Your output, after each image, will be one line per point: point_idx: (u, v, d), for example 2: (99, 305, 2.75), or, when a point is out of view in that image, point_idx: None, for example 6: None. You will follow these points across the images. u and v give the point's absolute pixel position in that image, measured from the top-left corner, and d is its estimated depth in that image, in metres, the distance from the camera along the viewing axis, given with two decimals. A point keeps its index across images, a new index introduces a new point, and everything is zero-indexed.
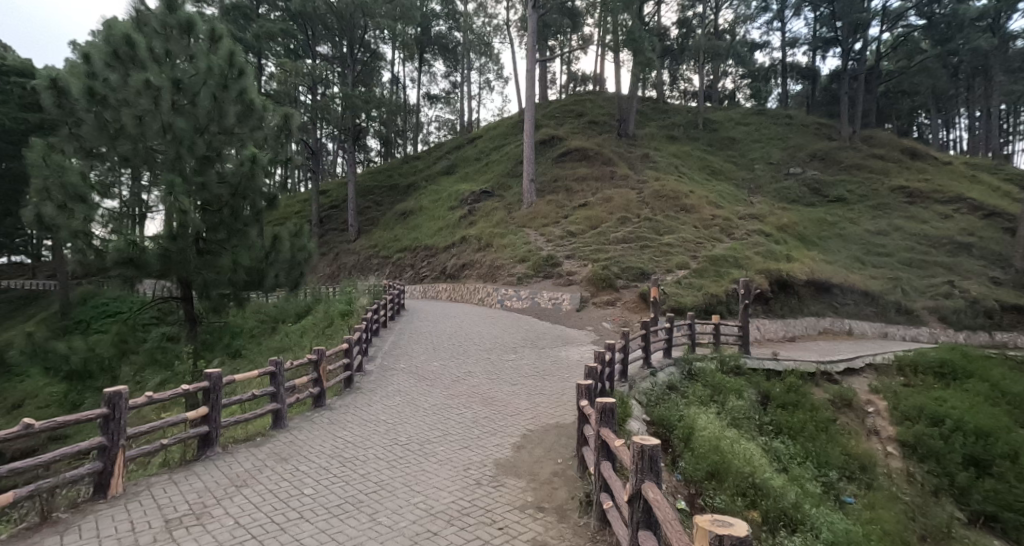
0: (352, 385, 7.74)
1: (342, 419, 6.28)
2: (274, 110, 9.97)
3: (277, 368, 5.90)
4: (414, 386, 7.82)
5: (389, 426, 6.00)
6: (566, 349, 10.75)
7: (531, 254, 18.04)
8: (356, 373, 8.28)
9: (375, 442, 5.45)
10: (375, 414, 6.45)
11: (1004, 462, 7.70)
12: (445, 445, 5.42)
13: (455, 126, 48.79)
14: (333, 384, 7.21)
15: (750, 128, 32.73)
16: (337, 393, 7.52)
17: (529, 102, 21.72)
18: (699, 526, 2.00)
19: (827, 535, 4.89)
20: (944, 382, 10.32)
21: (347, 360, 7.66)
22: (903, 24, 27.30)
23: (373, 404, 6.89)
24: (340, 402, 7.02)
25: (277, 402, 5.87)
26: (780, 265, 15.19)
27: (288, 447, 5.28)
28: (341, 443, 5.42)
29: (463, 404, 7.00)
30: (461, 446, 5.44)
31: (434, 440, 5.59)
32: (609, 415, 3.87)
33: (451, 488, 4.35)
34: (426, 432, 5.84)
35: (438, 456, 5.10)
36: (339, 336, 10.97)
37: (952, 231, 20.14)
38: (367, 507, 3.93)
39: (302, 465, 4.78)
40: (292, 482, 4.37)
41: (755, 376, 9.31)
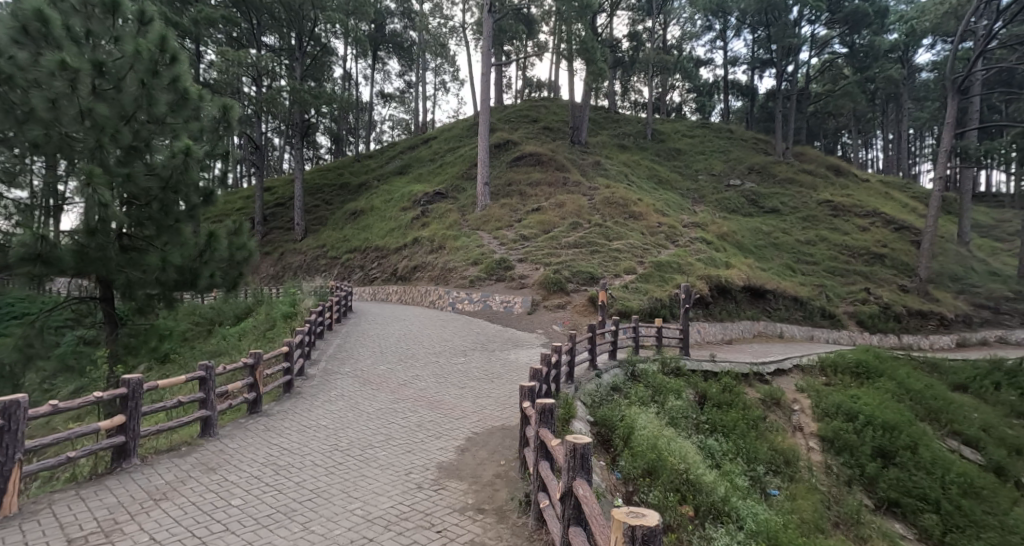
0: (292, 389, 7.47)
1: (279, 425, 6.07)
2: (213, 100, 9.45)
3: (208, 374, 5.56)
4: (358, 390, 7.64)
5: (330, 432, 5.84)
6: (516, 352, 10.86)
7: (484, 256, 18.07)
8: (297, 378, 7.97)
9: (314, 448, 5.29)
10: (316, 420, 6.26)
11: (907, 453, 8.42)
12: (388, 450, 5.34)
13: (409, 126, 48.43)
14: (271, 389, 6.92)
15: (695, 140, 34.30)
16: (275, 397, 7.24)
17: (484, 105, 21.79)
18: (616, 519, 2.11)
19: (749, 527, 5.17)
20: (859, 381, 11.19)
21: (287, 364, 7.37)
22: (829, 51, 29.49)
23: (313, 410, 6.65)
24: (279, 407, 6.77)
25: (206, 409, 5.56)
26: (720, 272, 16.00)
27: (217, 457, 5.01)
28: (277, 450, 5.24)
29: (409, 408, 6.90)
30: (404, 450, 5.36)
31: (377, 444, 5.50)
32: (548, 416, 3.96)
33: (391, 493, 4.29)
34: (369, 436, 5.74)
35: (380, 461, 5.01)
36: (279, 339, 10.55)
37: (869, 242, 21.95)
38: (299, 516, 3.82)
39: (232, 474, 4.58)
40: (219, 493, 4.17)
41: (693, 376, 9.77)
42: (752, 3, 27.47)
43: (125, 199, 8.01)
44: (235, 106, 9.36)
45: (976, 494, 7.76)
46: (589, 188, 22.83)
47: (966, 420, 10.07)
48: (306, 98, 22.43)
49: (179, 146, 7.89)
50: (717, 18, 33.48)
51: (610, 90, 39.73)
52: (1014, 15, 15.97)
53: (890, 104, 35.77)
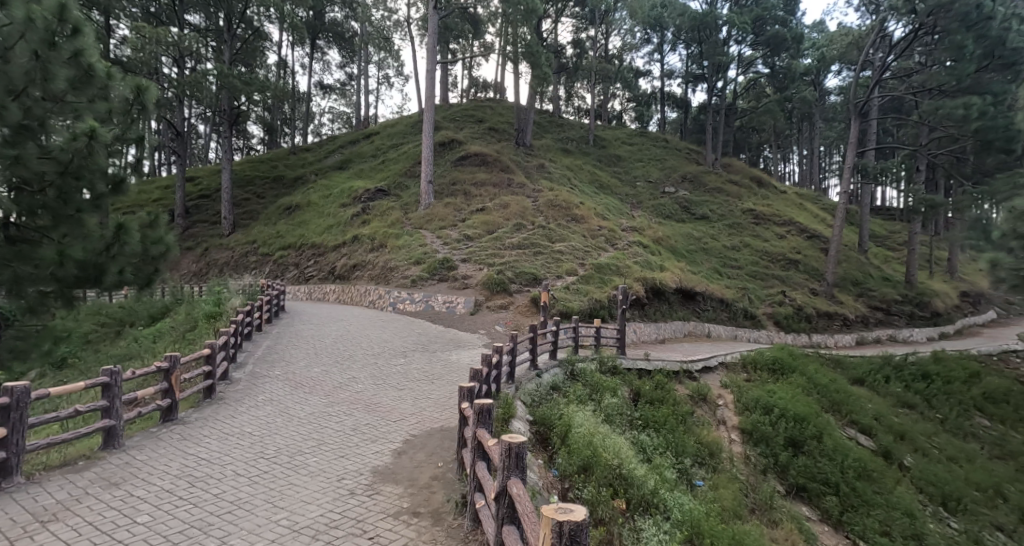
0: (214, 395, 7.11)
1: (197, 433, 5.77)
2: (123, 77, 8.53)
3: (113, 379, 5.20)
4: (289, 393, 7.39)
5: (255, 439, 5.63)
6: (457, 352, 10.91)
7: (426, 256, 17.90)
8: (220, 383, 7.59)
9: (236, 457, 5.09)
10: (239, 426, 6.00)
11: (814, 441, 9.24)
12: (319, 456, 5.22)
13: (350, 120, 47.05)
14: (189, 395, 6.56)
15: (633, 148, 35.67)
16: (194, 403, 6.85)
17: (428, 102, 21.55)
18: (545, 516, 2.23)
19: (675, 517, 5.57)
20: (776, 376, 12.14)
21: (209, 368, 6.99)
22: (754, 70, 31.65)
23: (238, 416, 6.37)
24: (197, 415, 6.42)
25: (109, 418, 5.19)
26: (655, 274, 16.79)
27: (122, 471, 4.70)
28: (194, 460, 4.99)
29: (343, 411, 6.77)
30: (336, 455, 5.27)
31: (307, 450, 5.37)
32: (487, 416, 4.06)
33: (321, 501, 4.22)
34: (299, 442, 5.59)
35: (309, 468, 4.90)
36: (201, 341, 9.96)
37: (785, 249, 23.81)
38: (215, 530, 3.68)
39: (139, 489, 4.32)
40: (122, 510, 3.93)
41: (628, 375, 10.22)
42: (686, 20, 28.94)
43: (13, 185, 7.23)
44: (151, 88, 8.60)
45: (868, 477, 8.71)
46: (533, 190, 23.19)
47: (862, 410, 11.21)
48: (235, 84, 21.33)
49: (83, 129, 7.18)
50: (654, 32, 35.03)
51: (554, 95, 40.52)
52: (905, 49, 17.89)
53: (806, 122, 38.95)
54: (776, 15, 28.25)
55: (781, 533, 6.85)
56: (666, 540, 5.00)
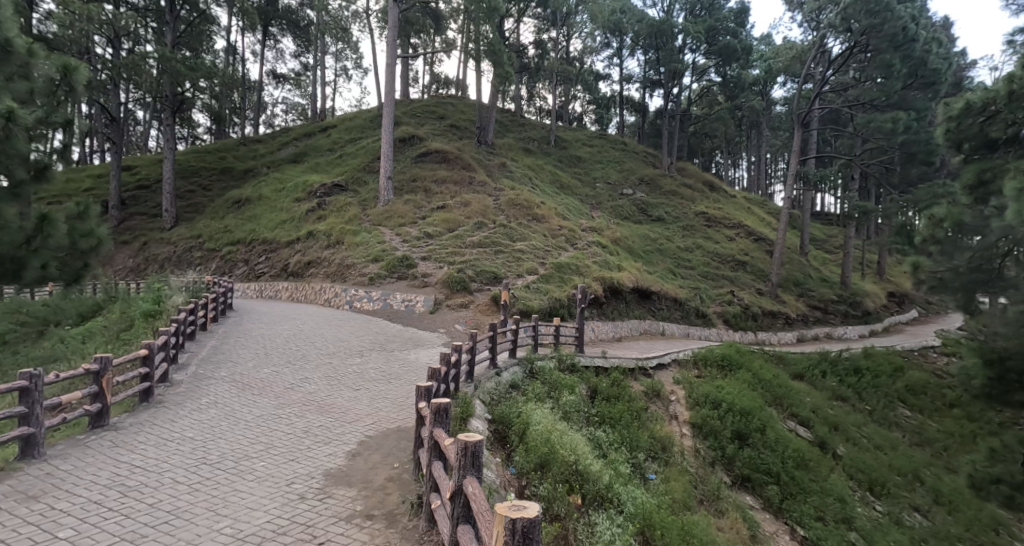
0: (152, 398, 6.76)
1: (132, 440, 5.48)
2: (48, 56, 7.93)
3: (32, 382, 4.93)
4: (236, 396, 7.13)
5: (197, 444, 5.40)
6: (415, 351, 10.82)
7: (385, 253, 17.63)
8: (158, 386, 7.22)
9: (174, 464, 4.87)
10: (180, 431, 5.75)
11: (758, 433, 9.73)
12: (267, 460, 5.09)
13: (305, 111, 45.60)
14: (122, 399, 6.21)
15: (593, 149, 36.28)
16: (129, 408, 6.50)
17: (388, 97, 21.19)
18: (499, 513, 2.27)
19: (628, 510, 5.79)
20: (724, 372, 12.70)
21: (145, 370, 6.65)
22: (707, 78, 32.81)
23: (178, 421, 6.10)
24: (132, 420, 6.09)
25: (28, 425, 4.87)
26: (613, 274, 17.18)
27: (42, 483, 4.37)
28: (127, 469, 4.74)
29: (294, 413, 6.61)
30: (285, 459, 5.14)
31: (254, 454, 5.21)
32: (444, 416, 4.08)
33: (268, 507, 4.12)
34: (245, 446, 5.42)
35: (257, 473, 4.76)
36: (137, 342, 9.40)
37: (734, 251, 24.88)
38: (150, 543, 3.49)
39: (63, 501, 4.04)
40: (43, 523, 3.67)
41: (586, 372, 10.45)
42: (644, 26, 29.74)
43: None
44: (80, 67, 8.02)
45: (806, 466, 9.28)
46: (495, 189, 23.22)
47: (801, 403, 11.90)
48: (179, 68, 20.35)
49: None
50: (614, 36, 35.74)
51: (516, 95, 40.67)
52: (842, 65, 19.00)
53: (755, 130, 40.81)
54: (728, 26, 29.53)
55: (727, 523, 7.21)
56: (619, 533, 5.20)
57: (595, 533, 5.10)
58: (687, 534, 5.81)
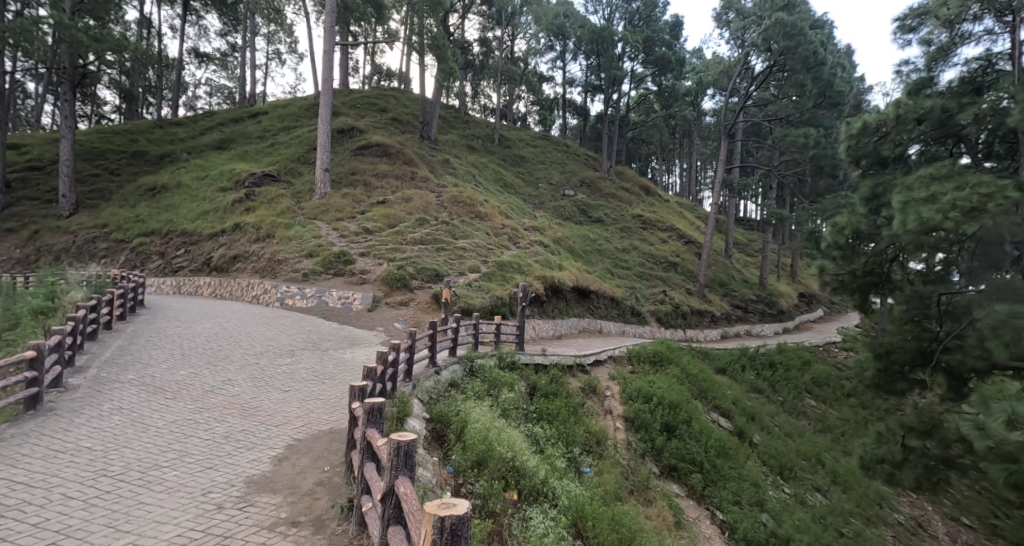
0: (40, 406, 6.13)
1: (16, 452, 4.94)
2: None
3: None
4: (145, 401, 6.62)
5: (97, 455, 4.96)
6: (351, 350, 10.52)
7: (321, 248, 16.98)
8: (49, 393, 6.55)
9: (67, 478, 4.44)
10: (75, 441, 5.25)
11: (684, 425, 10.29)
12: (179, 469, 4.77)
13: (232, 95, 42.87)
14: (2, 407, 5.57)
15: (537, 150, 36.72)
16: (11, 417, 5.85)
17: (326, 86, 20.40)
18: (428, 513, 2.30)
19: (562, 503, 5.97)
20: (656, 367, 13.30)
21: (32, 374, 6.01)
22: (644, 86, 34.07)
23: (74, 429, 5.57)
24: (14, 430, 5.48)
25: None
26: (553, 273, 17.52)
27: None
28: (8, 485, 4.26)
29: (212, 418, 6.23)
30: (200, 467, 4.83)
31: (164, 464, 4.87)
32: (377, 416, 4.04)
33: (179, 520, 3.87)
34: (154, 455, 5.04)
35: (166, 484, 4.45)
36: (24, 343, 8.44)
37: (667, 253, 26.10)
38: None
39: None
40: None
41: (526, 370, 10.61)
42: (586, 32, 30.48)
43: None
44: None
45: (726, 454, 9.95)
46: (437, 185, 22.98)
47: (724, 396, 12.71)
48: (79, 38, 18.50)
49: None
50: (557, 40, 36.30)
51: (460, 91, 40.35)
52: (763, 81, 20.38)
53: (688, 138, 42.96)
54: (664, 38, 30.68)
55: (655, 511, 7.59)
56: (552, 526, 5.34)
57: (529, 528, 5.21)
58: (617, 523, 6.08)
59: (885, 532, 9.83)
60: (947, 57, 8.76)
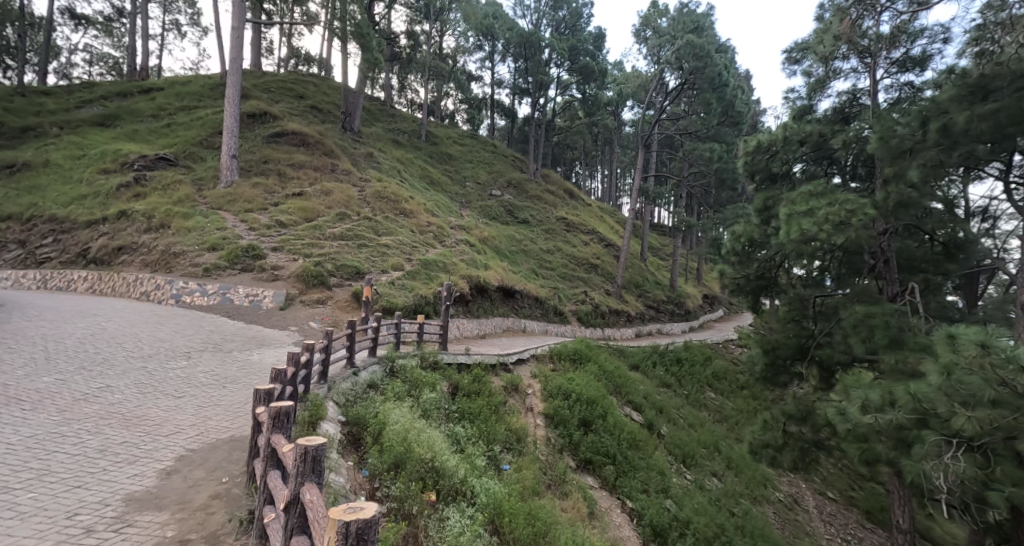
0: None
1: None
2: None
3: None
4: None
5: None
6: (258, 352, 9.86)
7: (226, 242, 15.78)
8: None
9: None
10: None
11: (600, 420, 10.74)
12: (38, 491, 4.21)
13: (119, 66, 38.45)
14: None
15: (464, 149, 36.59)
16: None
17: (235, 66, 18.96)
18: (332, 518, 2.24)
19: (480, 501, 6.02)
20: (575, 365, 13.72)
21: None
22: (569, 93, 35.09)
23: None
24: None
25: None
26: (479, 272, 17.58)
27: None
28: None
29: (83, 430, 5.57)
30: (66, 487, 4.31)
31: (17, 486, 4.28)
32: (284, 421, 3.86)
33: None
34: (5, 477, 4.41)
35: (19, 510, 3.91)
36: None
37: (588, 255, 27.09)
38: None
39: None
40: None
41: (448, 369, 10.56)
42: (514, 35, 30.85)
43: None
44: None
45: (636, 446, 10.52)
46: (360, 179, 22.18)
47: (636, 391, 13.41)
48: None
49: None
50: (485, 40, 36.40)
51: (386, 84, 39.20)
52: (675, 97, 21.74)
53: (610, 146, 44.83)
54: (588, 48, 31.83)
55: (570, 503, 7.88)
56: (469, 524, 5.40)
57: (445, 527, 5.23)
58: (533, 518, 6.23)
59: (768, 509, 10.93)
60: (823, 89, 9.86)
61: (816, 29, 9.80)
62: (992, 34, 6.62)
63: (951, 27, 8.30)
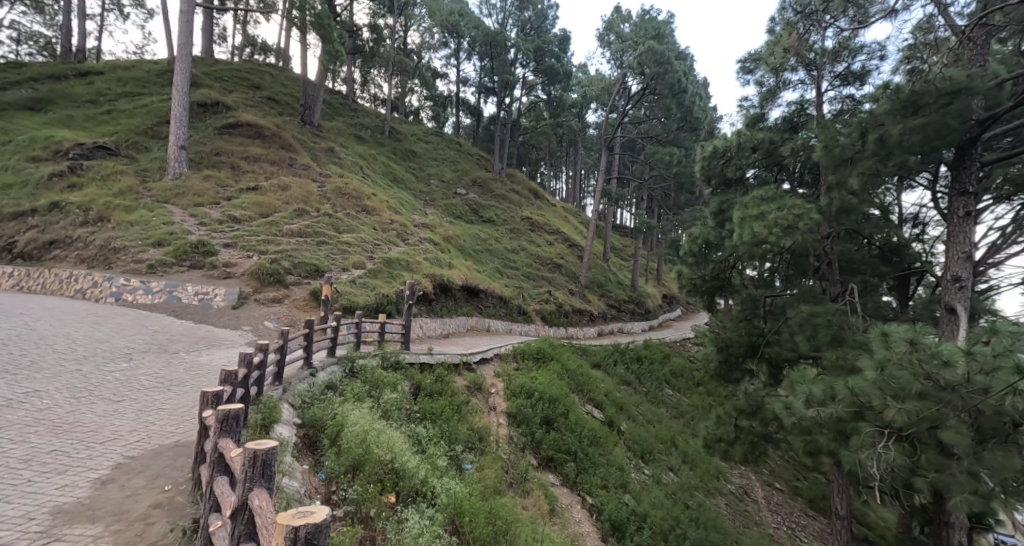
0: None
1: None
2: None
3: None
4: None
5: None
6: (208, 353, 9.44)
7: (173, 237, 15.04)
8: None
9: None
10: None
11: (562, 418, 10.84)
12: None
13: (54, 47, 35.93)
14: None
15: (429, 146, 36.18)
16: None
17: (184, 53, 18.09)
18: (280, 523, 2.18)
19: (441, 501, 5.96)
20: (538, 364, 13.79)
21: None
22: (535, 94, 35.27)
23: None
24: None
25: None
26: (442, 271, 17.43)
27: None
28: None
29: (7, 439, 5.18)
30: None
31: None
32: (233, 424, 3.72)
33: None
34: None
35: None
36: None
37: (552, 254, 27.33)
38: None
39: None
40: None
41: (410, 369, 10.42)
42: (480, 33, 30.73)
43: None
44: None
45: (597, 443, 10.69)
46: (319, 174, 21.60)
47: (598, 389, 13.63)
48: None
49: None
50: (451, 37, 36.12)
51: (348, 77, 38.30)
52: (637, 101, 22.21)
53: (575, 148, 45.34)
54: (553, 50, 32.05)
55: (531, 501, 7.93)
56: (427, 525, 5.30)
57: (404, 529, 5.16)
58: (494, 517, 6.25)
59: (721, 501, 11.35)
60: (774, 98, 10.30)
61: (767, 41, 10.23)
62: (923, 54, 7.13)
63: (887, 44, 8.82)
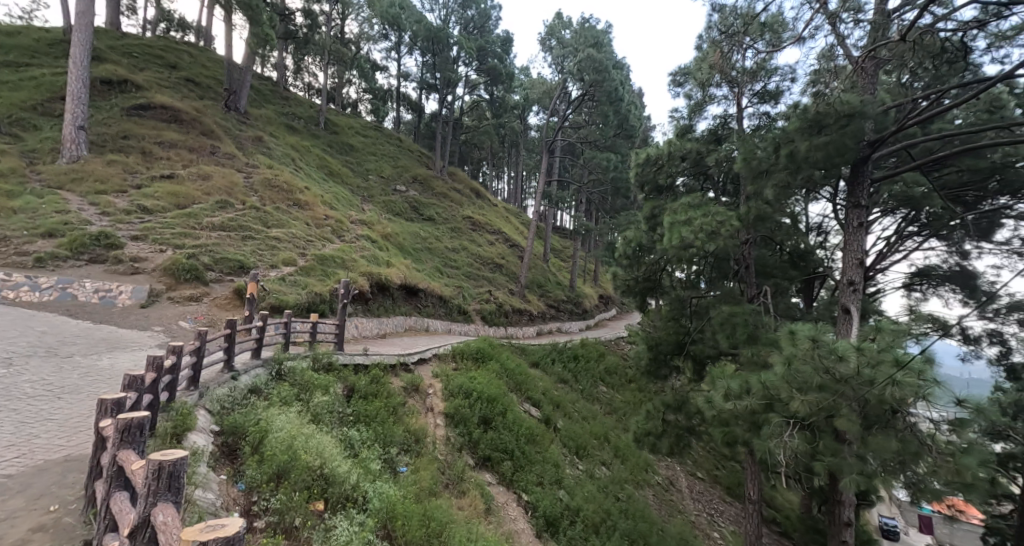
0: None
1: None
2: None
3: None
4: None
5: None
6: (110, 356, 8.61)
7: (68, 227, 13.60)
8: None
9: None
10: None
11: (500, 417, 10.87)
12: None
13: None
14: None
15: (367, 141, 35.09)
16: None
17: (83, 24, 16.43)
18: (187, 539, 2.03)
19: (373, 505, 5.78)
20: (476, 364, 13.75)
21: None
22: (478, 93, 35.19)
23: None
24: None
25: None
26: (380, 269, 16.97)
27: None
28: None
29: None
30: None
31: None
32: (135, 434, 3.44)
33: None
34: None
35: None
36: None
37: (492, 254, 27.36)
38: None
39: None
40: None
41: (344, 371, 10.05)
42: (421, 28, 30.22)
43: None
44: None
45: (533, 441, 10.82)
46: (246, 165, 20.38)
47: (536, 388, 13.78)
48: None
49: None
50: (391, 30, 35.26)
51: (279, 64, 36.36)
52: (577, 106, 22.71)
53: (516, 149, 45.64)
54: (496, 50, 32.01)
55: (466, 501, 7.89)
56: (357, 530, 5.14)
57: (332, 536, 4.97)
58: (428, 518, 6.16)
59: (648, 492, 11.85)
60: (700, 111, 10.89)
61: (695, 57, 10.80)
62: (825, 78, 7.80)
63: (797, 68, 9.57)
